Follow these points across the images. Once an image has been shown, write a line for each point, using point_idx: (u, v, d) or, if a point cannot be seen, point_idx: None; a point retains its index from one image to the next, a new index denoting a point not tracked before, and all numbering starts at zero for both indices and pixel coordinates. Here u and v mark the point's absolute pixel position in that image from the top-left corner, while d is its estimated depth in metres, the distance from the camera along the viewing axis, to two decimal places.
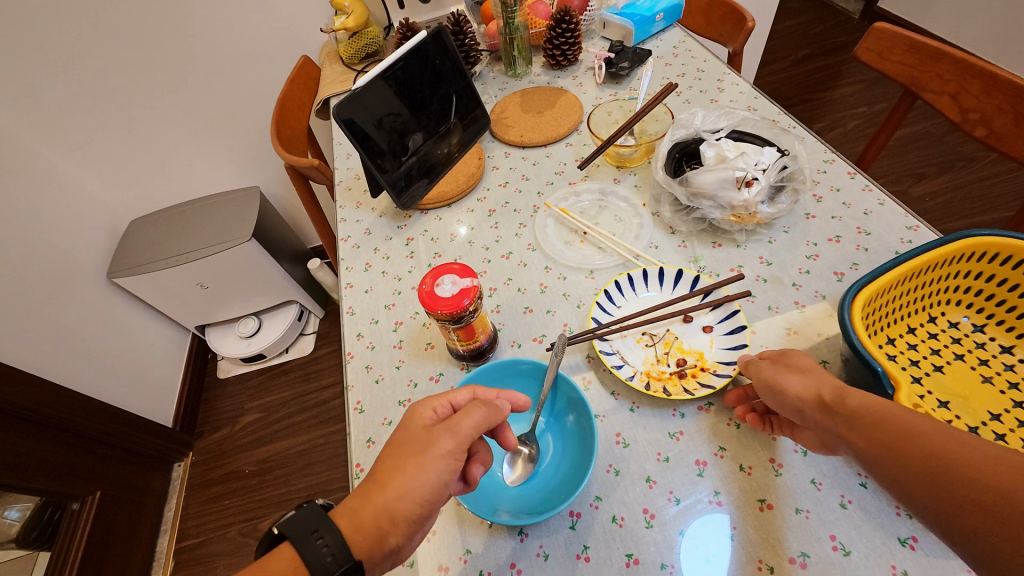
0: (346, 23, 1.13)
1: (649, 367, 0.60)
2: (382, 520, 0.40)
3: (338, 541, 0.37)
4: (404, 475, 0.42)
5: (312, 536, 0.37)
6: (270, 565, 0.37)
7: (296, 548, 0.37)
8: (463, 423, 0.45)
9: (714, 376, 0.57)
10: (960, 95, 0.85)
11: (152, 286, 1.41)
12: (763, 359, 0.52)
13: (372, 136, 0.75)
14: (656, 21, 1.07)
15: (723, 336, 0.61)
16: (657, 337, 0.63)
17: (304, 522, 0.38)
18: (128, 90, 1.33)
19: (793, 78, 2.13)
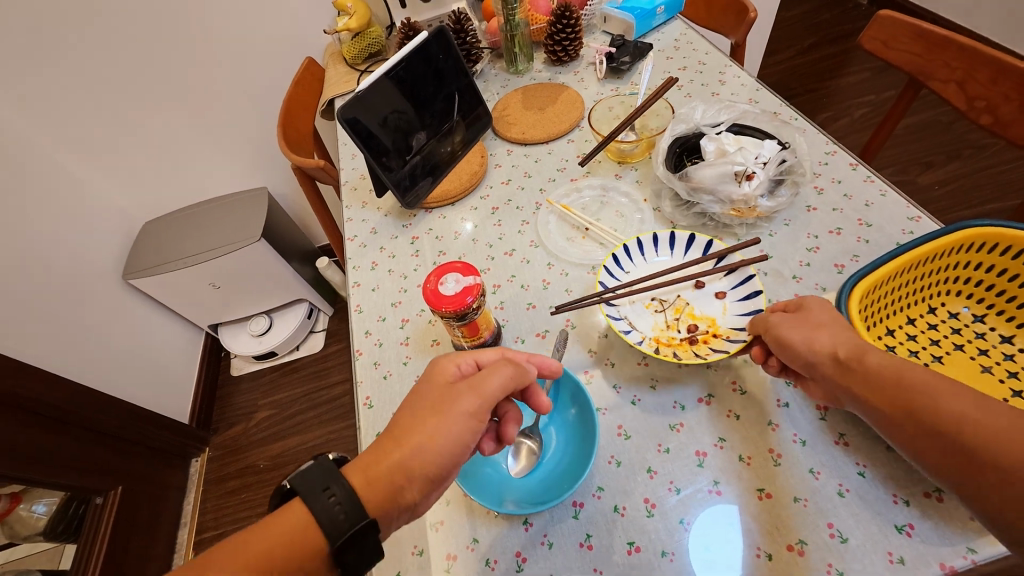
0: (348, 25, 1.14)
1: (658, 332, 0.63)
2: (399, 475, 0.42)
3: (348, 496, 0.40)
4: (430, 432, 0.44)
5: (322, 490, 0.40)
6: (284, 519, 0.39)
7: (307, 502, 0.39)
8: (489, 384, 0.46)
9: (728, 341, 0.58)
10: (966, 82, 0.84)
11: (165, 287, 1.44)
12: (779, 316, 0.52)
13: (377, 135, 0.77)
14: (657, 15, 1.07)
15: (737, 302, 0.63)
16: (667, 303, 0.66)
17: (313, 479, 0.40)
18: (139, 96, 1.36)
19: (798, 68, 2.10)
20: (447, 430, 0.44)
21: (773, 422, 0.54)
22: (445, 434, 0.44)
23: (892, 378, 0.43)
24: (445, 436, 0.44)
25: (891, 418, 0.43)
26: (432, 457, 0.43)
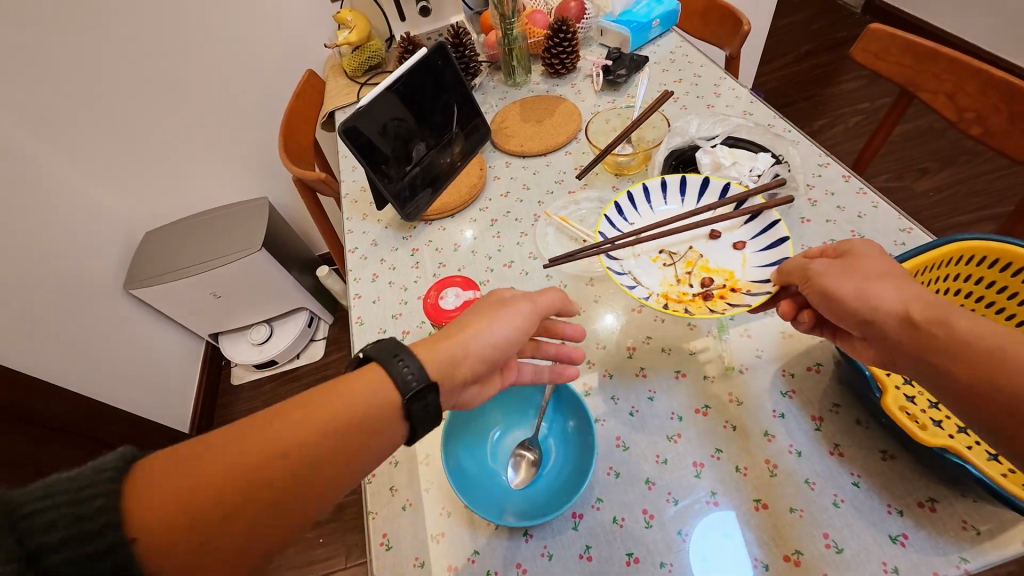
0: (349, 39, 1.15)
1: (667, 289, 0.64)
2: (458, 351, 0.48)
3: (417, 365, 0.45)
4: (487, 324, 0.51)
5: (395, 357, 0.45)
6: (362, 377, 0.44)
7: (384, 365, 0.45)
8: (543, 299, 0.54)
9: (748, 296, 0.58)
10: (956, 94, 0.86)
11: (166, 296, 1.45)
12: (823, 262, 0.49)
13: (377, 144, 0.78)
14: (652, 28, 1.09)
15: (758, 252, 0.64)
16: (678, 256, 0.68)
17: (389, 349, 0.46)
18: (142, 108, 1.38)
19: (794, 76, 2.12)
20: (500, 321, 0.51)
21: (768, 433, 0.55)
22: (498, 323, 0.51)
23: (985, 348, 0.38)
24: (498, 325, 0.51)
25: (967, 398, 0.38)
26: (482, 344, 0.50)
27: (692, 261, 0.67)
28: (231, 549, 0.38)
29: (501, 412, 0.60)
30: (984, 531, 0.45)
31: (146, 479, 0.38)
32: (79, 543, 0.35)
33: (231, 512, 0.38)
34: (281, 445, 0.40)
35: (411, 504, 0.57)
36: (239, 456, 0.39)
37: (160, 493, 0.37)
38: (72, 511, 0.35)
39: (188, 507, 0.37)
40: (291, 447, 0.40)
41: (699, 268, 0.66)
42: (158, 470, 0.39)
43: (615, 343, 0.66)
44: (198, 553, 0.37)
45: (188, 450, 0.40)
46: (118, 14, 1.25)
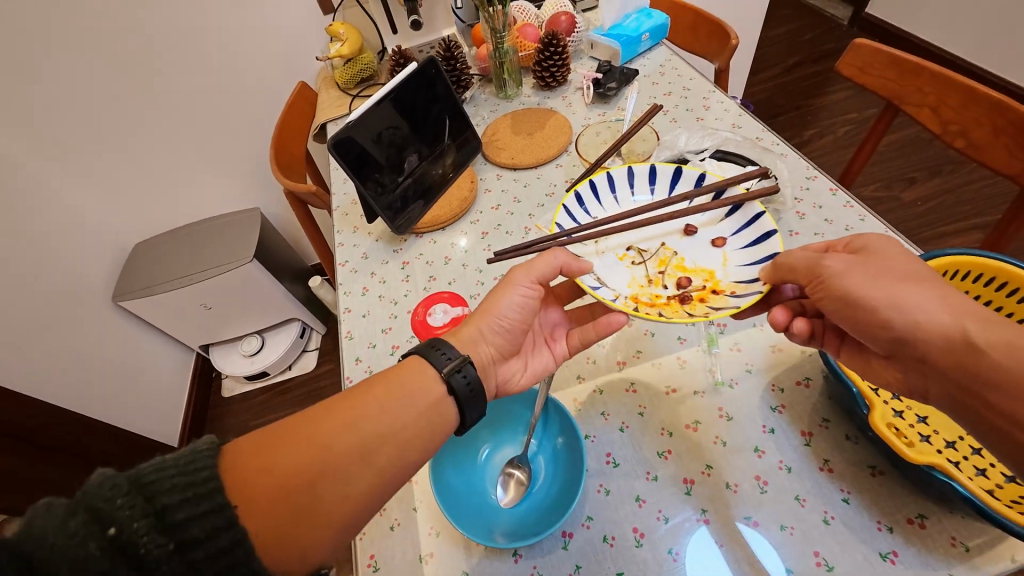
0: (340, 51, 1.16)
1: (637, 291, 0.62)
2: (475, 333, 0.55)
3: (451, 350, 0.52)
4: (498, 302, 0.56)
5: (437, 350, 0.52)
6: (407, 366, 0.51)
7: (423, 354, 0.52)
8: (538, 263, 0.57)
9: (733, 299, 0.56)
10: (940, 108, 0.87)
11: (156, 309, 1.44)
12: (837, 261, 0.47)
13: (371, 152, 0.79)
14: (642, 41, 1.10)
15: (740, 249, 0.63)
16: (646, 253, 0.67)
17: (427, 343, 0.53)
18: (134, 120, 1.38)
19: (783, 86, 2.15)
20: (510, 296, 0.56)
21: (758, 449, 0.55)
22: (509, 297, 0.56)
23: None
24: (509, 299, 0.56)
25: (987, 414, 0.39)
26: (499, 321, 0.56)
27: (666, 260, 0.66)
28: (328, 510, 0.42)
29: (492, 428, 0.60)
30: (974, 547, 0.45)
31: (239, 459, 0.42)
32: (195, 506, 0.38)
33: (327, 476, 0.43)
34: (359, 418, 0.46)
35: (400, 523, 0.56)
36: (325, 428, 0.45)
37: (258, 466, 0.42)
38: (187, 478, 0.38)
39: (289, 475, 0.42)
40: (369, 418, 0.46)
41: (674, 267, 0.65)
42: (247, 451, 0.43)
43: (606, 358, 0.66)
44: (299, 514, 0.41)
45: (268, 434, 0.45)
46: (110, 28, 1.25)
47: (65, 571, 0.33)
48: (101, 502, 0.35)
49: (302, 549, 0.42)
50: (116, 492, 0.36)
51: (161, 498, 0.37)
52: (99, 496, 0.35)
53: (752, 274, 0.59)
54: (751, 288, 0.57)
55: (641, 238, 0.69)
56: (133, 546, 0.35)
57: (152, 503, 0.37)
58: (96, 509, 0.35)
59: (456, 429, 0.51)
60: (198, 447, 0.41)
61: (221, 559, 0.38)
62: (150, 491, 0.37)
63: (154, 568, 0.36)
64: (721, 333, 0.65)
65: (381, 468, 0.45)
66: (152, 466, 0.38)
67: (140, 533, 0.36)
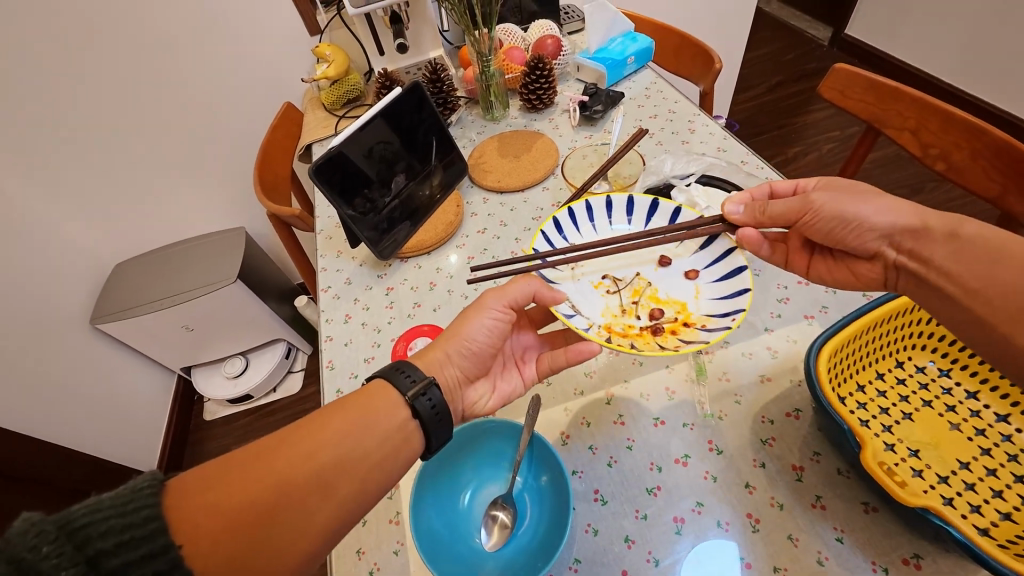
0: (327, 73, 1.15)
1: (611, 322, 0.62)
2: (441, 358, 0.54)
3: (418, 375, 0.51)
4: (463, 324, 0.55)
5: (401, 373, 0.51)
6: (369, 390, 0.50)
7: (388, 378, 0.50)
8: (512, 288, 0.56)
9: (701, 334, 0.57)
10: (920, 131, 0.88)
11: (136, 331, 1.40)
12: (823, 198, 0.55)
13: (362, 167, 0.78)
14: (627, 64, 1.11)
15: (711, 283, 0.63)
16: (624, 286, 0.67)
17: (390, 366, 0.52)
18: (115, 141, 1.36)
19: (767, 105, 2.19)
20: (481, 319, 0.55)
21: (749, 484, 0.53)
22: (479, 320, 0.55)
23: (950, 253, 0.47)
24: (478, 323, 0.55)
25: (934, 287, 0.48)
26: (466, 344, 0.54)
27: (640, 290, 0.66)
28: (288, 543, 0.41)
29: (475, 464, 0.57)
30: None
31: (187, 496, 0.41)
32: (133, 550, 0.36)
33: (284, 508, 0.42)
34: (319, 446, 0.45)
35: (379, 567, 0.53)
36: (281, 460, 0.43)
37: (209, 502, 0.40)
38: (124, 521, 0.37)
39: (241, 510, 0.41)
40: (332, 445, 0.45)
41: (647, 298, 0.65)
42: (195, 485, 0.41)
43: (592, 388, 0.64)
44: (256, 549, 0.40)
45: (221, 465, 0.43)
46: (92, 48, 1.24)
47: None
48: (23, 552, 0.33)
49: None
50: (41, 539, 0.34)
51: (95, 545, 0.35)
52: (22, 545, 0.33)
53: (725, 307, 0.59)
54: (721, 322, 0.57)
55: (616, 267, 0.69)
56: None
57: (84, 549, 0.35)
58: (17, 559, 0.32)
59: (422, 454, 0.51)
60: (138, 484, 0.39)
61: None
62: (81, 537, 0.35)
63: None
64: (711, 361, 0.64)
65: (342, 499, 0.44)
66: (84, 508, 0.36)
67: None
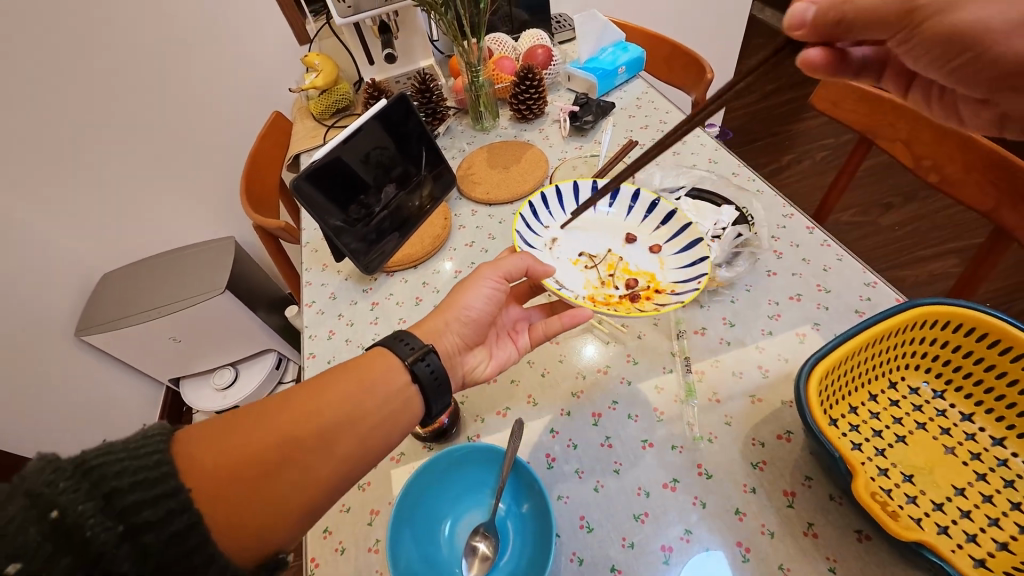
0: (315, 82, 1.14)
1: (593, 292, 0.68)
2: (440, 325, 0.57)
3: (418, 344, 0.53)
4: (460, 294, 0.59)
5: (401, 341, 0.53)
6: (368, 358, 0.51)
7: (387, 345, 0.53)
8: (505, 262, 0.61)
9: (674, 296, 0.63)
10: (912, 142, 0.87)
11: (122, 343, 1.37)
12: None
13: (358, 172, 0.78)
14: (618, 74, 1.10)
15: (674, 255, 0.69)
16: (600, 260, 0.72)
17: (390, 336, 0.54)
18: (102, 149, 1.34)
19: (760, 112, 2.19)
20: (478, 289, 0.60)
21: (739, 511, 0.52)
22: (477, 290, 0.60)
23: None
24: (475, 292, 0.59)
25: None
26: (465, 313, 0.59)
27: (613, 265, 0.71)
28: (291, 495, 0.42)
29: (455, 492, 0.55)
30: None
31: (192, 448, 0.41)
32: (148, 489, 0.36)
33: (288, 462, 0.42)
34: (321, 407, 0.46)
35: None
36: (286, 416, 0.45)
37: (217, 451, 0.41)
38: (137, 462, 0.36)
39: (247, 461, 0.41)
40: (333, 403, 0.46)
41: (621, 270, 0.70)
42: (200, 437, 0.42)
43: (580, 408, 0.63)
44: (266, 499, 0.41)
45: (227, 421, 0.44)
46: (82, 59, 1.23)
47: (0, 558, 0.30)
48: (41, 487, 0.33)
49: (260, 540, 0.40)
50: (57, 475, 0.33)
51: (109, 482, 0.34)
52: (38, 481, 0.33)
53: (688, 274, 0.66)
54: (689, 286, 0.63)
55: (590, 244, 0.74)
56: (79, 530, 0.33)
57: (99, 487, 0.34)
58: (35, 494, 0.32)
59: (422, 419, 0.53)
60: (147, 432, 0.39)
61: (174, 548, 0.36)
62: (97, 474, 0.35)
63: (102, 554, 0.33)
64: (700, 381, 0.62)
65: (342, 457, 0.45)
66: (97, 450, 0.36)
67: (87, 517, 0.33)
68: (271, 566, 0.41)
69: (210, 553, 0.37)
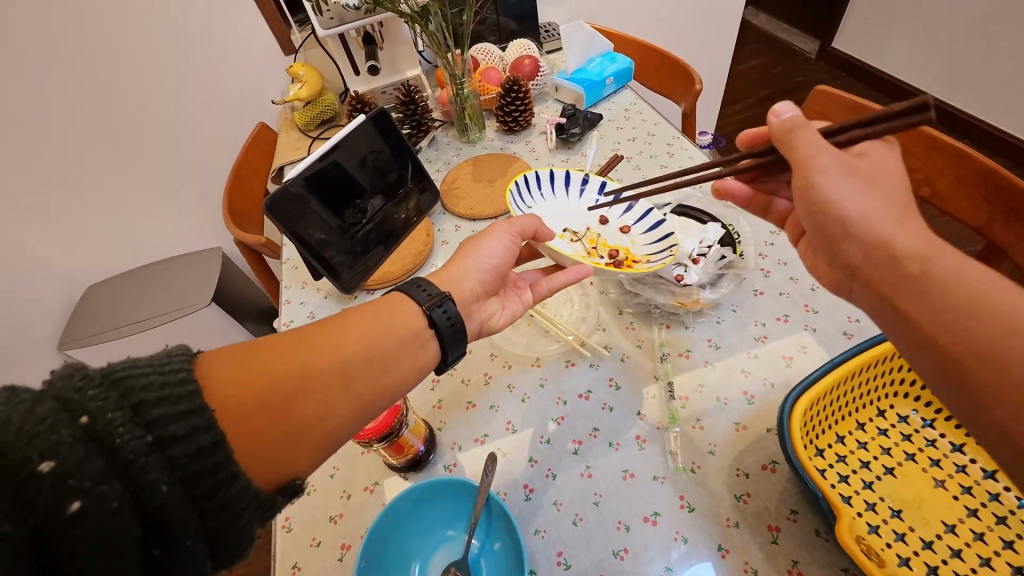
0: (299, 93, 1.13)
1: (584, 257, 0.72)
2: (460, 273, 0.59)
3: (434, 290, 0.55)
4: (477, 246, 0.62)
5: (418, 287, 0.54)
6: (384, 302, 0.53)
7: (404, 291, 0.54)
8: (521, 220, 0.65)
9: (648, 263, 0.67)
10: (904, 154, 0.86)
11: (104, 357, 1.34)
12: (833, 157, 0.43)
13: (353, 174, 0.77)
14: (606, 85, 1.08)
15: (642, 233, 0.75)
16: (582, 236, 0.77)
17: (407, 281, 0.55)
18: (84, 161, 1.32)
19: (755, 118, 2.17)
20: (497, 239, 0.63)
21: (722, 547, 0.50)
22: (495, 240, 0.63)
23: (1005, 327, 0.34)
24: (495, 243, 0.63)
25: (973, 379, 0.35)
26: (485, 261, 0.61)
27: (594, 240, 0.77)
28: (297, 433, 0.42)
29: (424, 529, 0.53)
30: None
31: (210, 376, 0.41)
32: (173, 405, 0.35)
33: (304, 394, 0.43)
34: (336, 345, 0.47)
35: None
36: (303, 350, 0.45)
37: (235, 378, 0.41)
38: (162, 378, 0.36)
39: (265, 387, 0.42)
40: (342, 346, 0.47)
41: (602, 245, 0.76)
42: (224, 367, 0.42)
43: (560, 436, 0.60)
44: (286, 425, 0.42)
45: (241, 350, 0.44)
46: (60, 72, 1.21)
47: (33, 456, 0.29)
48: (72, 393, 0.32)
49: (280, 465, 0.41)
50: (87, 383, 0.33)
51: (136, 394, 0.34)
52: (69, 387, 0.32)
53: (658, 247, 0.71)
54: (660, 254, 0.69)
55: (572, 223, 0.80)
56: (108, 436, 0.32)
57: (128, 397, 0.34)
58: (65, 399, 0.32)
59: (436, 365, 0.54)
60: (170, 354, 0.39)
61: (200, 463, 0.35)
62: (125, 386, 0.34)
63: (132, 462, 0.32)
64: (684, 408, 0.60)
65: (358, 393, 0.46)
66: (123, 365, 0.35)
67: (116, 425, 0.32)
68: (289, 492, 0.41)
69: (235, 471, 0.36)
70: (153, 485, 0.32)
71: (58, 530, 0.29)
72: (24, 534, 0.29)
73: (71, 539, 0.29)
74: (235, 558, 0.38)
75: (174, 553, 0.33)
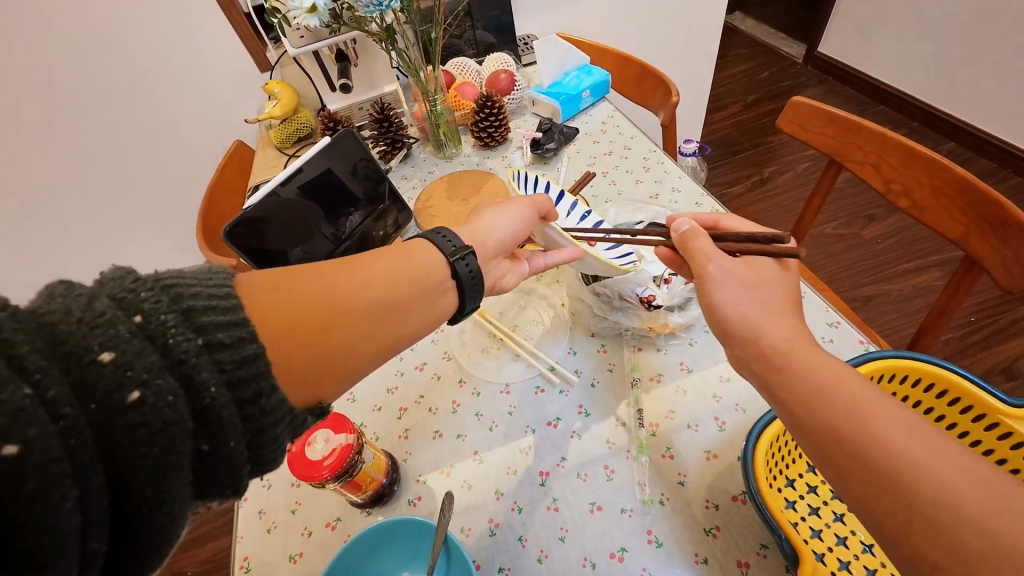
0: (272, 112, 1.11)
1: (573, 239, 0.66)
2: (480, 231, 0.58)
3: (456, 238, 0.53)
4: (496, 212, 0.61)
5: (441, 235, 0.53)
6: (413, 245, 0.51)
7: (430, 240, 0.52)
8: (539, 198, 0.62)
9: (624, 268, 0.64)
10: (882, 166, 0.84)
11: None
12: (718, 268, 0.48)
13: (350, 185, 0.78)
14: (582, 98, 1.07)
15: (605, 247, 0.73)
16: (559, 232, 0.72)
17: (433, 228, 0.54)
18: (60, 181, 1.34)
19: (742, 123, 2.17)
20: (505, 213, 0.60)
21: None
22: (505, 213, 0.60)
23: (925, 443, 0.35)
24: (506, 216, 0.60)
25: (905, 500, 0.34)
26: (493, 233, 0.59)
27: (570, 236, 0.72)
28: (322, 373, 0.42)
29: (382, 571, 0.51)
30: None
31: (252, 293, 0.41)
32: (221, 313, 0.35)
33: (327, 328, 0.42)
34: (367, 280, 0.46)
35: None
36: (333, 283, 0.44)
37: (261, 308, 0.40)
38: (208, 291, 0.35)
39: (301, 314, 0.41)
40: (374, 283, 0.46)
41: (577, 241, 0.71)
42: (257, 290, 0.41)
43: (527, 466, 0.59)
44: (318, 354, 0.41)
45: (277, 274, 0.43)
46: None
47: (94, 346, 0.29)
48: (125, 293, 0.32)
49: (314, 385, 0.42)
50: (139, 285, 0.33)
51: (186, 300, 0.34)
52: (123, 286, 0.33)
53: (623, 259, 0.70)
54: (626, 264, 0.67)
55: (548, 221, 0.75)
56: (162, 335, 0.32)
57: (178, 302, 0.34)
58: (119, 298, 0.32)
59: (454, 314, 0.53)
60: (211, 269, 0.38)
61: (245, 370, 0.34)
62: (175, 291, 0.34)
63: (184, 361, 0.32)
64: (654, 435, 0.59)
65: (383, 338, 0.45)
66: (170, 274, 0.35)
67: (170, 325, 0.32)
68: (317, 412, 0.41)
69: (275, 382, 0.36)
70: (204, 384, 0.32)
71: (116, 416, 0.29)
72: (83, 418, 0.28)
73: (130, 426, 0.29)
74: (271, 465, 0.37)
75: (219, 451, 0.33)
